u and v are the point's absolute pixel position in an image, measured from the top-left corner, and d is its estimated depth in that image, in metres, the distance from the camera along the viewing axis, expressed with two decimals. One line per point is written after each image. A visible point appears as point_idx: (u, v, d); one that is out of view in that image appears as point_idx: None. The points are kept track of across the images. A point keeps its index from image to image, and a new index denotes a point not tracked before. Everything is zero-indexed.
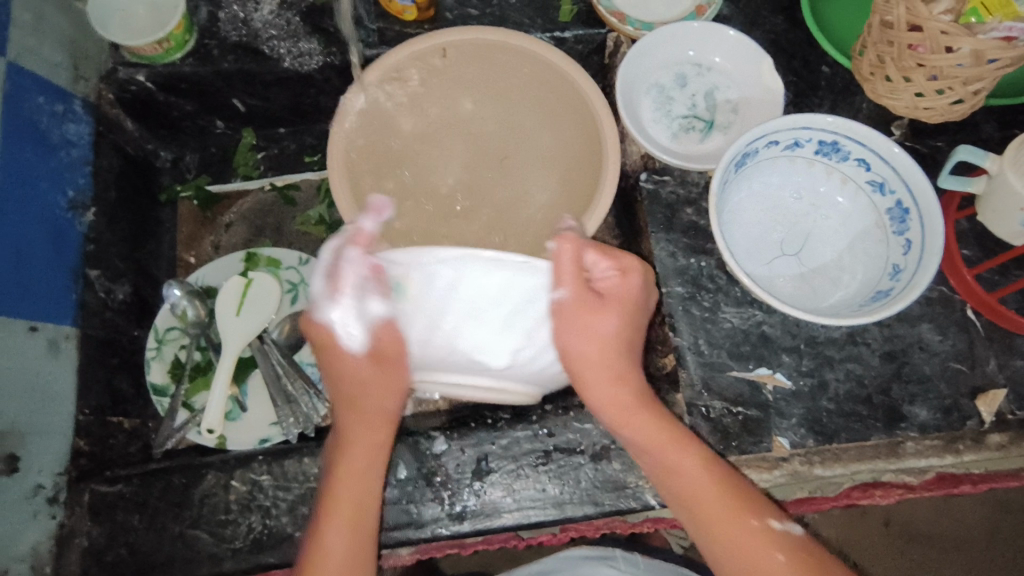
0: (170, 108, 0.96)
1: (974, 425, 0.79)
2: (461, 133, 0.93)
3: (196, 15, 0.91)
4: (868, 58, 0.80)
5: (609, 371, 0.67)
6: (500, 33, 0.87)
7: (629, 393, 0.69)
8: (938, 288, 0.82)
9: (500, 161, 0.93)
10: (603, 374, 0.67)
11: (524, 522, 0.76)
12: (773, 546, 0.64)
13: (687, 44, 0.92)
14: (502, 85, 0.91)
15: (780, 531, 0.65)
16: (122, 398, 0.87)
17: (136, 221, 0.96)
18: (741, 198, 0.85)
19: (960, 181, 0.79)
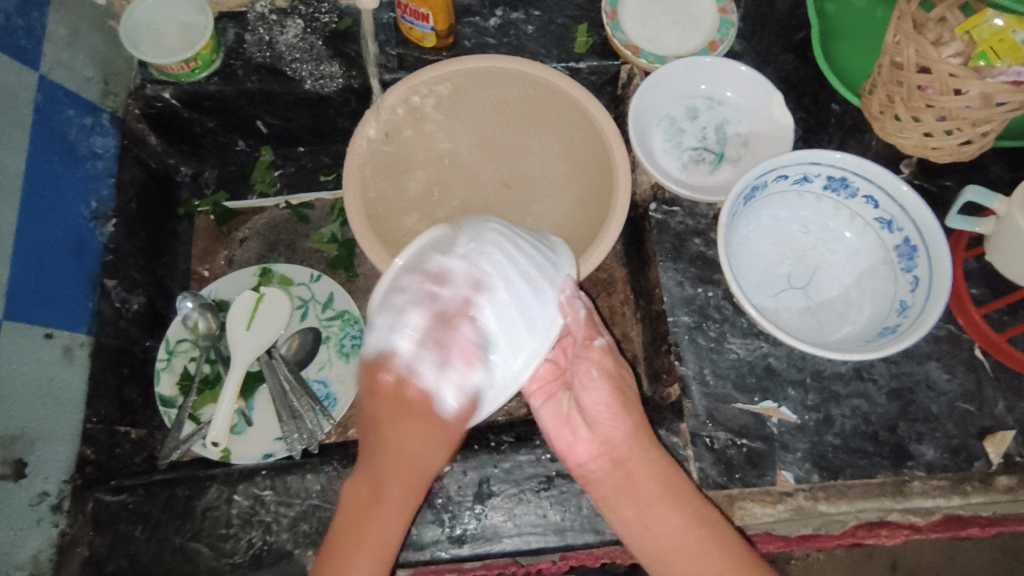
0: (193, 124, 0.99)
1: (982, 466, 0.78)
2: (467, 164, 0.94)
3: (224, 36, 0.94)
4: (878, 97, 0.80)
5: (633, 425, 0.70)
6: (517, 63, 0.91)
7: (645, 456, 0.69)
8: (945, 326, 0.82)
9: (502, 187, 0.93)
10: (629, 423, 0.70)
11: (524, 548, 0.75)
12: None
13: (699, 77, 0.94)
14: (510, 109, 0.94)
15: None
16: (131, 409, 0.87)
17: (154, 232, 0.97)
18: (750, 230, 0.86)
19: (968, 222, 0.79)
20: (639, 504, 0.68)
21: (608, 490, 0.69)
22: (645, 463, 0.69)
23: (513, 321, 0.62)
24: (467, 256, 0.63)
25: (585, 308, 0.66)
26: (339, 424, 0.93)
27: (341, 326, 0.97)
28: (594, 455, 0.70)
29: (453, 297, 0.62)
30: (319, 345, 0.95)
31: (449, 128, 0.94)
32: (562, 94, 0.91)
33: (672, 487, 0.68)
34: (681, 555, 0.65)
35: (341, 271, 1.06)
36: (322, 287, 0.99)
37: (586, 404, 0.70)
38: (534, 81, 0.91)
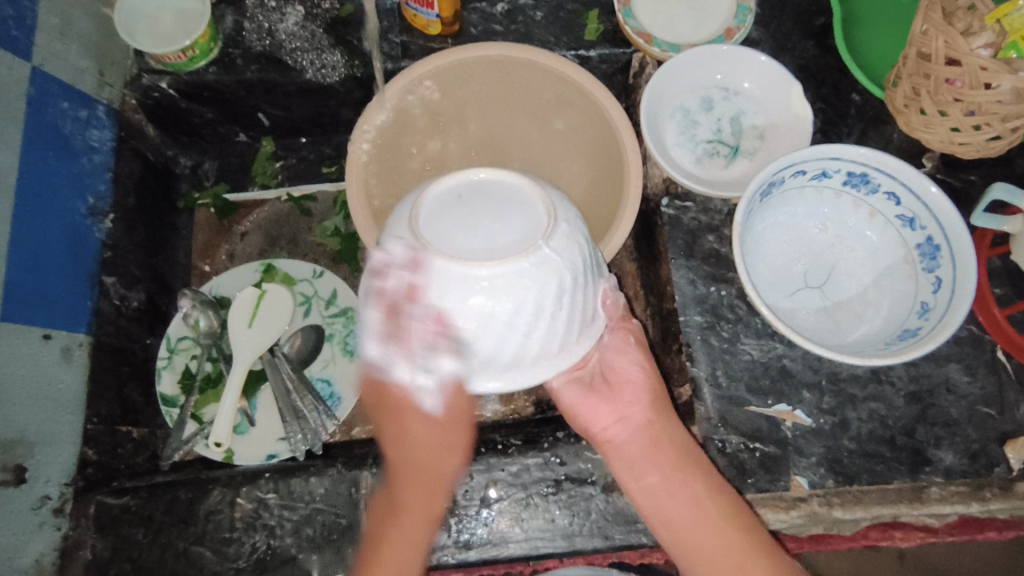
0: (192, 115, 0.96)
1: (1002, 472, 0.76)
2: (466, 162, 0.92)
3: (222, 23, 0.92)
4: (902, 89, 0.77)
5: (654, 396, 0.72)
6: (507, 45, 0.87)
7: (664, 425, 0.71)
8: (967, 327, 0.80)
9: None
10: (650, 394, 0.72)
11: (533, 553, 0.74)
12: None
13: (714, 67, 0.91)
14: (506, 97, 0.91)
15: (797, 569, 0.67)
16: (132, 408, 0.86)
17: (153, 228, 0.95)
18: (765, 227, 0.83)
19: (993, 220, 0.77)
20: (659, 471, 0.69)
21: (632, 454, 0.70)
22: (665, 425, 0.71)
23: (571, 338, 0.62)
24: (551, 271, 0.56)
25: (623, 297, 0.68)
26: (343, 422, 0.91)
27: (345, 322, 0.95)
28: (617, 421, 0.71)
29: (530, 315, 0.57)
30: (322, 343, 0.93)
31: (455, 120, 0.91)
32: (582, 90, 0.87)
33: (689, 457, 0.69)
34: (691, 525, 0.67)
35: (344, 265, 1.04)
36: (324, 283, 0.96)
37: (614, 367, 0.72)
38: (555, 72, 0.87)
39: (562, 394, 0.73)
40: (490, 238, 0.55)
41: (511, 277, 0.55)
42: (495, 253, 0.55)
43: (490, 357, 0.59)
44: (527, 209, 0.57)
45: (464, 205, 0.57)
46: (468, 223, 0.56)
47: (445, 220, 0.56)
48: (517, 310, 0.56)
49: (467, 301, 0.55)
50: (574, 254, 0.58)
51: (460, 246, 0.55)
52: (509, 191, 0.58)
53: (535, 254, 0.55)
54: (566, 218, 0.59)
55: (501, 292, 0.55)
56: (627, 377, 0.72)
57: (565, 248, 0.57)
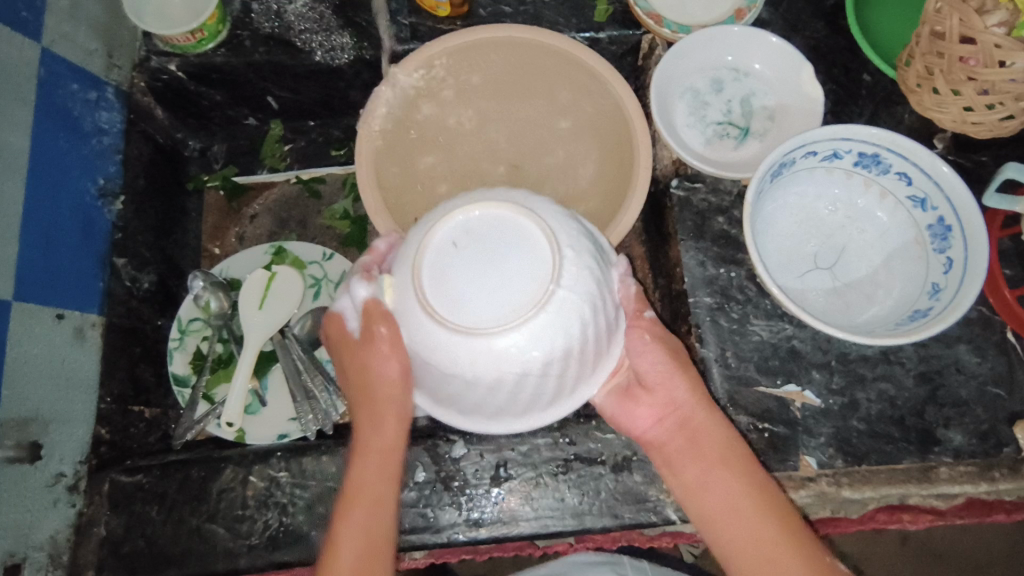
0: (201, 98, 0.96)
1: (1010, 452, 0.76)
2: (472, 146, 0.91)
3: (231, 5, 0.91)
4: (916, 68, 0.76)
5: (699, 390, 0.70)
6: (516, 29, 0.88)
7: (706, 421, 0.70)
8: (977, 308, 0.80)
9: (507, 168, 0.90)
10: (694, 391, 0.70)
11: (543, 531, 0.74)
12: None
13: (724, 48, 0.91)
14: (512, 83, 0.91)
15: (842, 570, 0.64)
16: (144, 388, 0.87)
17: (163, 210, 0.96)
18: (776, 208, 0.83)
19: (1006, 200, 0.76)
20: (700, 466, 0.68)
21: (671, 452, 0.70)
22: (705, 421, 0.70)
23: (591, 362, 0.66)
24: (570, 311, 0.58)
25: (635, 284, 0.69)
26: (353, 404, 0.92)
27: None
28: (656, 419, 0.71)
29: (557, 359, 0.59)
30: None
31: (463, 102, 0.91)
32: (596, 74, 0.87)
33: (730, 454, 0.68)
34: (732, 522, 0.66)
35: (353, 248, 1.04)
36: (334, 265, 0.97)
37: (643, 368, 0.69)
38: (568, 56, 0.88)
39: (603, 408, 0.72)
40: (501, 292, 0.56)
41: (533, 333, 0.57)
42: (512, 312, 0.56)
43: (523, 399, 0.63)
44: (530, 251, 0.57)
45: (464, 260, 0.57)
46: (477, 281, 0.56)
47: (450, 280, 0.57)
48: (548, 357, 0.58)
49: (498, 366, 0.58)
50: (585, 282, 0.59)
51: (474, 314, 0.56)
52: (509, 232, 0.58)
53: (550, 302, 0.56)
54: (569, 245, 0.59)
55: (530, 347, 0.57)
56: (651, 372, 0.70)
57: (575, 280, 0.58)
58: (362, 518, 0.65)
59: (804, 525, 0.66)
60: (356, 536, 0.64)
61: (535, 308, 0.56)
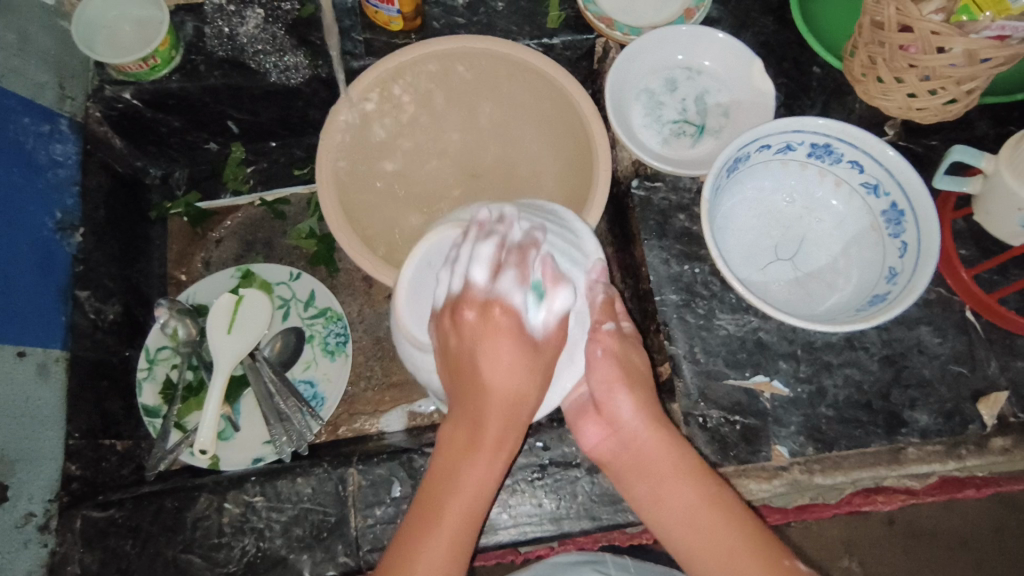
0: (159, 124, 0.95)
1: (976, 429, 0.77)
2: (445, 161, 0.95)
3: (182, 30, 0.91)
4: (859, 59, 0.77)
5: (638, 404, 0.69)
6: (463, 40, 0.86)
7: (650, 435, 0.69)
8: (936, 289, 0.81)
9: (471, 178, 0.95)
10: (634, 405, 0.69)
11: (521, 538, 0.75)
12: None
13: (675, 48, 0.92)
14: (468, 93, 0.92)
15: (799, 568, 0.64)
16: (114, 420, 0.86)
17: (126, 239, 0.95)
18: (734, 204, 0.84)
19: (955, 181, 0.78)
20: (649, 481, 0.68)
21: (619, 469, 0.70)
22: (649, 439, 0.69)
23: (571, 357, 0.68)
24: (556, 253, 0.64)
25: (609, 289, 0.68)
26: (328, 423, 0.92)
27: (325, 323, 0.94)
28: (603, 437, 0.70)
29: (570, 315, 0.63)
30: (303, 344, 0.93)
31: (432, 117, 0.94)
32: (547, 75, 0.86)
33: (677, 465, 0.68)
34: (684, 533, 0.66)
35: (323, 267, 1.02)
36: (302, 284, 0.96)
37: (595, 387, 0.68)
38: (519, 64, 0.87)
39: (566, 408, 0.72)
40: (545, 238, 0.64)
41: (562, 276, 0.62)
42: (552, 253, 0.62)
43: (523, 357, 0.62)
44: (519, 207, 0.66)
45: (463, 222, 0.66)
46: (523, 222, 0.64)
47: (507, 216, 0.62)
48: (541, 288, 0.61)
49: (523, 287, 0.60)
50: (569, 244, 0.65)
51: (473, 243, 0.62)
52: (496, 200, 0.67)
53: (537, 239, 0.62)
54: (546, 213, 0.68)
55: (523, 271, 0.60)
56: (602, 391, 0.68)
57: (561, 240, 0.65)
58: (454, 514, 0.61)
59: (760, 528, 0.66)
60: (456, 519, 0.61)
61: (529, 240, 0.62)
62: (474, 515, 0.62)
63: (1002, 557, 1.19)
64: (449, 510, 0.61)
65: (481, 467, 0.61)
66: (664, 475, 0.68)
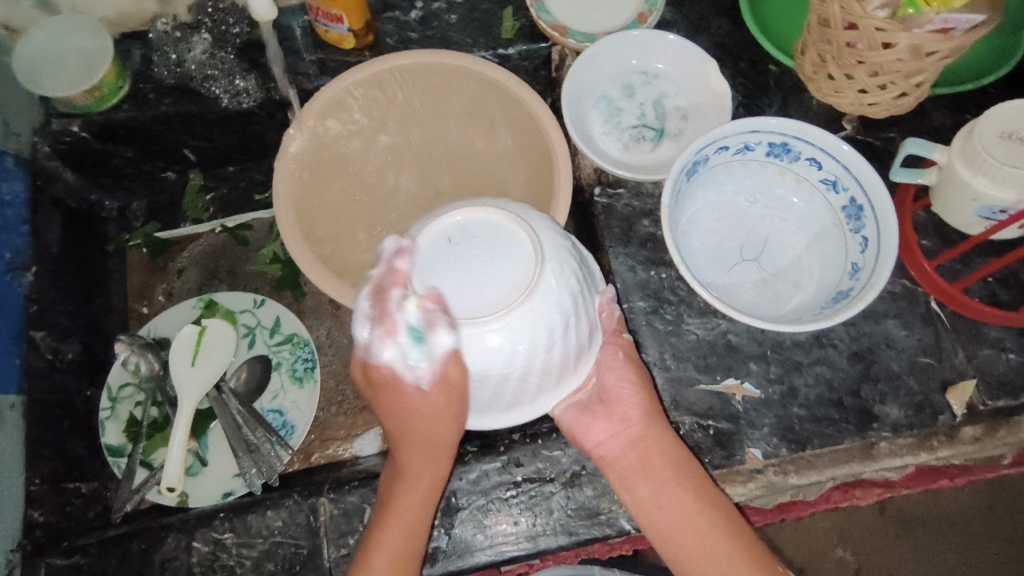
0: (111, 156, 0.93)
1: (947, 420, 0.77)
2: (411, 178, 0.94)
3: (130, 59, 0.89)
4: (810, 56, 0.78)
5: (650, 404, 0.71)
6: (421, 54, 0.85)
7: (659, 436, 0.70)
8: (900, 282, 0.81)
9: (434, 196, 0.93)
10: (647, 406, 0.71)
11: (499, 558, 0.74)
12: None
13: (630, 53, 0.92)
14: (427, 108, 0.91)
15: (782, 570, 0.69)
16: (78, 462, 0.83)
17: (83, 275, 0.93)
18: (697, 207, 0.84)
19: (912, 173, 0.78)
20: (654, 482, 0.69)
21: (624, 469, 0.70)
22: (659, 439, 0.70)
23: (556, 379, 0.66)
24: (525, 332, 0.59)
25: (619, 307, 0.70)
26: (300, 450, 0.90)
27: (292, 349, 0.92)
28: (612, 436, 0.70)
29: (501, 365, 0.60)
30: (270, 372, 0.91)
31: (399, 132, 0.92)
32: (517, 98, 0.85)
33: (682, 467, 0.70)
34: (686, 534, 0.68)
35: (287, 291, 1.01)
36: (267, 311, 0.94)
37: (608, 384, 0.70)
38: (475, 76, 0.86)
39: (561, 420, 0.72)
40: (461, 289, 0.58)
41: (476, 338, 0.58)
42: (464, 314, 0.58)
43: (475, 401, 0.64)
44: (512, 258, 0.59)
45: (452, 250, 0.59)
46: (443, 268, 0.59)
47: (449, 253, 0.59)
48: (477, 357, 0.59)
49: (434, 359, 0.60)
50: (546, 319, 0.59)
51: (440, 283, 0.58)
52: (498, 235, 0.59)
53: (510, 312, 0.57)
54: (551, 270, 0.60)
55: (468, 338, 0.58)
56: (618, 391, 0.70)
57: (539, 312, 0.58)
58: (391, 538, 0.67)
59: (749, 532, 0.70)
60: (390, 542, 0.67)
61: (486, 312, 0.58)
62: (408, 538, 0.68)
63: (994, 541, 1.18)
64: (388, 532, 0.68)
65: (412, 493, 0.69)
66: (670, 476, 0.69)
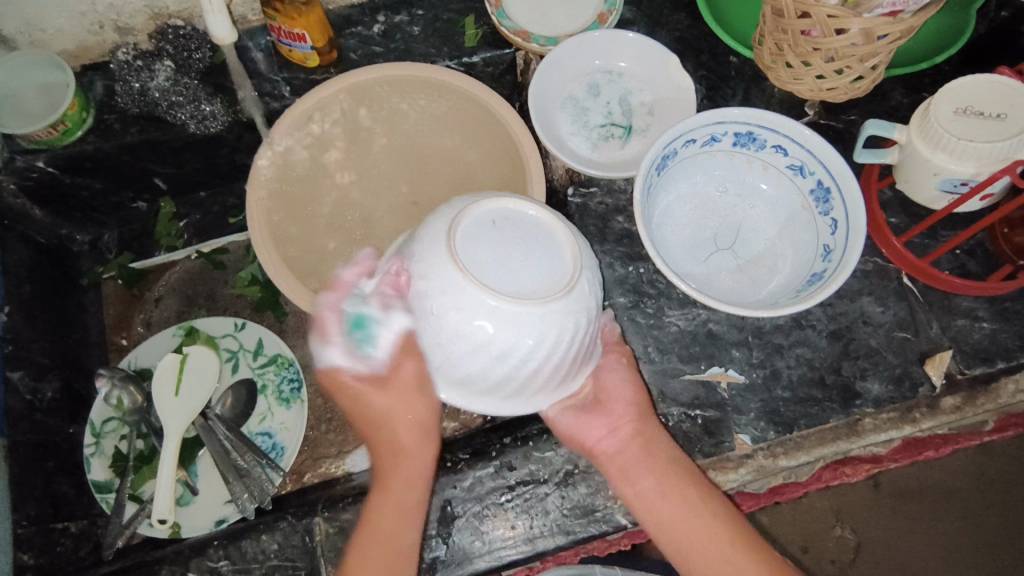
0: (80, 189, 0.92)
1: (927, 391, 0.79)
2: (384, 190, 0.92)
3: (92, 90, 0.89)
4: (767, 47, 0.80)
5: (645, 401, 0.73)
6: (393, 68, 0.88)
7: (656, 431, 0.72)
8: (871, 260, 0.83)
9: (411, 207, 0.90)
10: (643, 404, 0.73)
11: (498, 564, 0.73)
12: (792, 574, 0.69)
13: (592, 53, 0.93)
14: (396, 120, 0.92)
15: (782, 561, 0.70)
16: (65, 502, 0.82)
17: (58, 311, 0.92)
18: (669, 200, 0.85)
19: (874, 154, 0.80)
20: (655, 476, 0.70)
21: (624, 464, 0.71)
22: (655, 433, 0.72)
23: (563, 375, 0.67)
24: (521, 328, 0.59)
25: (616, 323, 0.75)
26: (292, 471, 0.89)
27: (276, 370, 0.92)
28: (612, 432, 0.71)
29: (539, 350, 0.60)
30: (256, 396, 0.90)
31: (376, 145, 0.92)
32: (494, 113, 0.88)
33: (680, 461, 0.71)
34: (689, 525, 0.69)
35: (268, 312, 1.01)
36: (248, 334, 0.94)
37: (604, 385, 0.72)
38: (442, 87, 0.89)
39: (555, 422, 0.72)
40: (522, 272, 0.59)
41: (529, 318, 0.58)
42: (515, 292, 0.58)
43: (491, 386, 0.64)
44: (550, 261, 0.60)
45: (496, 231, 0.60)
46: (494, 252, 0.59)
47: (492, 233, 0.60)
48: (456, 321, 0.59)
49: (474, 327, 0.59)
50: (538, 335, 0.59)
51: (473, 249, 0.59)
52: (547, 238, 0.61)
53: (519, 302, 0.58)
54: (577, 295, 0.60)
55: (463, 299, 0.58)
56: (615, 393, 0.72)
57: (534, 321, 0.59)
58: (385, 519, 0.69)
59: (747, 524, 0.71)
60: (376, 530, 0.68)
61: (491, 295, 0.58)
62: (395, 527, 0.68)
63: (988, 506, 1.20)
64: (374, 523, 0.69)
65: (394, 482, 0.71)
66: (670, 469, 0.70)
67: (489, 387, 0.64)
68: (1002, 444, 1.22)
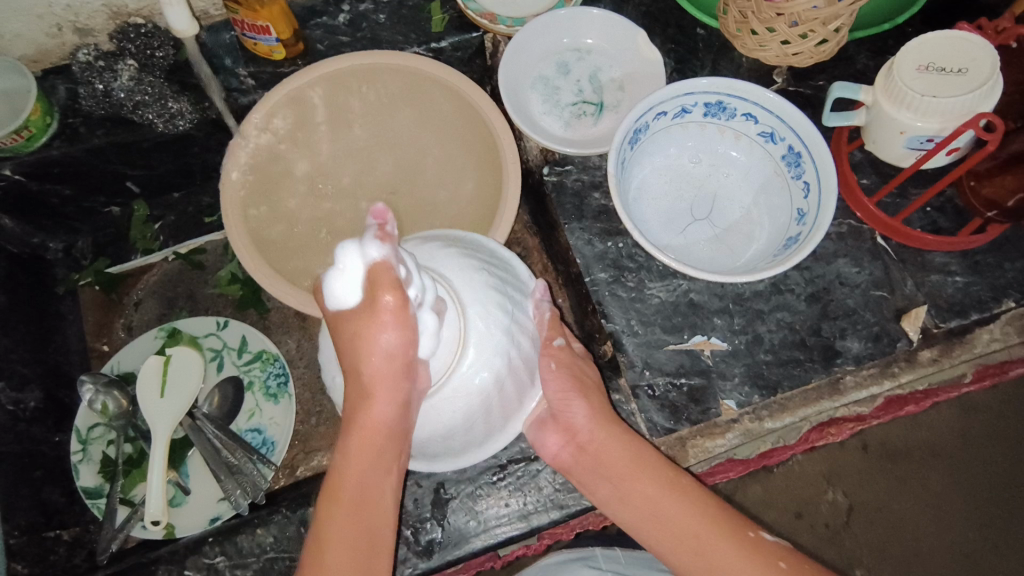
0: (49, 196, 0.91)
1: (904, 346, 0.81)
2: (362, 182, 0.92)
3: (54, 94, 0.86)
4: (732, 15, 0.81)
5: (589, 405, 0.70)
6: (367, 56, 0.85)
7: (605, 439, 0.69)
8: (846, 222, 0.84)
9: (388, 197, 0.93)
10: (589, 414, 0.70)
11: (494, 542, 0.74)
12: (773, 556, 0.62)
13: (560, 32, 0.93)
14: (362, 107, 0.91)
15: (771, 539, 0.64)
16: (55, 510, 0.82)
17: (34, 320, 0.90)
18: (644, 174, 0.86)
19: (843, 116, 0.81)
20: (612, 480, 0.68)
21: (583, 475, 0.70)
22: (603, 440, 0.69)
23: (515, 403, 0.69)
24: (464, 400, 0.62)
25: (548, 307, 0.72)
26: (285, 465, 0.91)
27: (262, 366, 0.91)
28: (562, 445, 0.71)
29: (475, 410, 0.64)
30: (243, 393, 0.90)
31: (350, 137, 0.92)
32: (464, 96, 0.86)
33: (635, 459, 0.68)
34: (653, 524, 0.65)
35: (252, 310, 1.01)
36: (232, 332, 0.93)
37: (550, 399, 0.70)
38: (412, 70, 0.86)
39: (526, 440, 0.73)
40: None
41: (443, 400, 0.62)
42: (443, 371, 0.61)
43: (436, 444, 0.67)
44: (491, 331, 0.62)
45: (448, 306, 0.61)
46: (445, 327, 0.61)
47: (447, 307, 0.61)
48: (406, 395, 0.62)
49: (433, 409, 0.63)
50: (478, 401, 0.63)
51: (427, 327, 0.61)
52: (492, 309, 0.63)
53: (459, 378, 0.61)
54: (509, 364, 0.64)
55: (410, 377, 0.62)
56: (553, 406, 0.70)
57: (474, 390, 0.62)
58: (355, 526, 0.61)
59: (724, 508, 0.65)
60: (350, 519, 0.61)
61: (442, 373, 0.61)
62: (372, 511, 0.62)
63: (973, 461, 1.23)
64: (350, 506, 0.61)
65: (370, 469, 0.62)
66: (622, 472, 0.67)
67: (456, 449, 0.68)
68: (982, 400, 1.25)
